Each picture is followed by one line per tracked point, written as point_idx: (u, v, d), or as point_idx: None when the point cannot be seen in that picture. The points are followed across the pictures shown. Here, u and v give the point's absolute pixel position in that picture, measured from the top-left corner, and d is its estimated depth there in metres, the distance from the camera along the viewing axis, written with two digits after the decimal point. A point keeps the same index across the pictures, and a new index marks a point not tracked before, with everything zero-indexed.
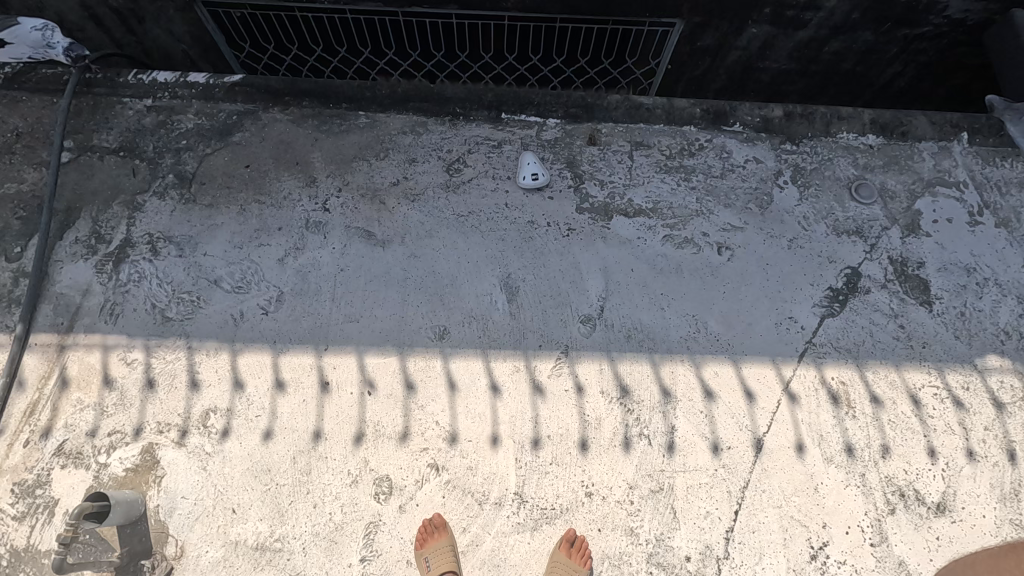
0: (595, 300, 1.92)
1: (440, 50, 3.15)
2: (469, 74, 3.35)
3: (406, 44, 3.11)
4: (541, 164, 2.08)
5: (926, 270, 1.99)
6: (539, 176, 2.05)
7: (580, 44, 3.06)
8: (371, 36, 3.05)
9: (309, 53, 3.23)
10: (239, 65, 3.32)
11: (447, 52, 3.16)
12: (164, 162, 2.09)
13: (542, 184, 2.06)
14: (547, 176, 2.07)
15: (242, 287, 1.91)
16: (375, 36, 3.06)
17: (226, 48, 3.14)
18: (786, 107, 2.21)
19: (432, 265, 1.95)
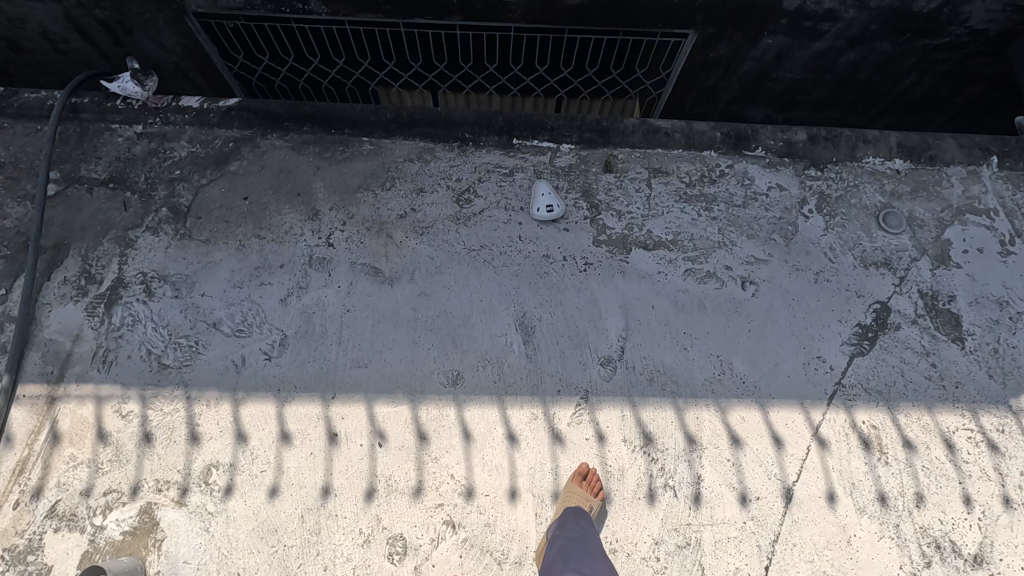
0: (616, 341, 1.83)
1: (442, 61, 3.02)
2: (473, 85, 3.21)
3: (406, 54, 2.98)
4: (556, 194, 1.99)
5: (957, 304, 1.91)
6: (554, 207, 1.96)
7: (588, 55, 2.94)
8: (371, 46, 2.92)
9: (305, 64, 3.09)
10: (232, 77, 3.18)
11: (449, 63, 3.03)
12: (157, 195, 1.98)
13: (558, 215, 1.96)
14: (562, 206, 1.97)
15: (243, 330, 1.80)
16: (374, 46, 2.92)
17: (218, 59, 2.99)
18: (809, 131, 2.12)
19: (443, 305, 1.85)
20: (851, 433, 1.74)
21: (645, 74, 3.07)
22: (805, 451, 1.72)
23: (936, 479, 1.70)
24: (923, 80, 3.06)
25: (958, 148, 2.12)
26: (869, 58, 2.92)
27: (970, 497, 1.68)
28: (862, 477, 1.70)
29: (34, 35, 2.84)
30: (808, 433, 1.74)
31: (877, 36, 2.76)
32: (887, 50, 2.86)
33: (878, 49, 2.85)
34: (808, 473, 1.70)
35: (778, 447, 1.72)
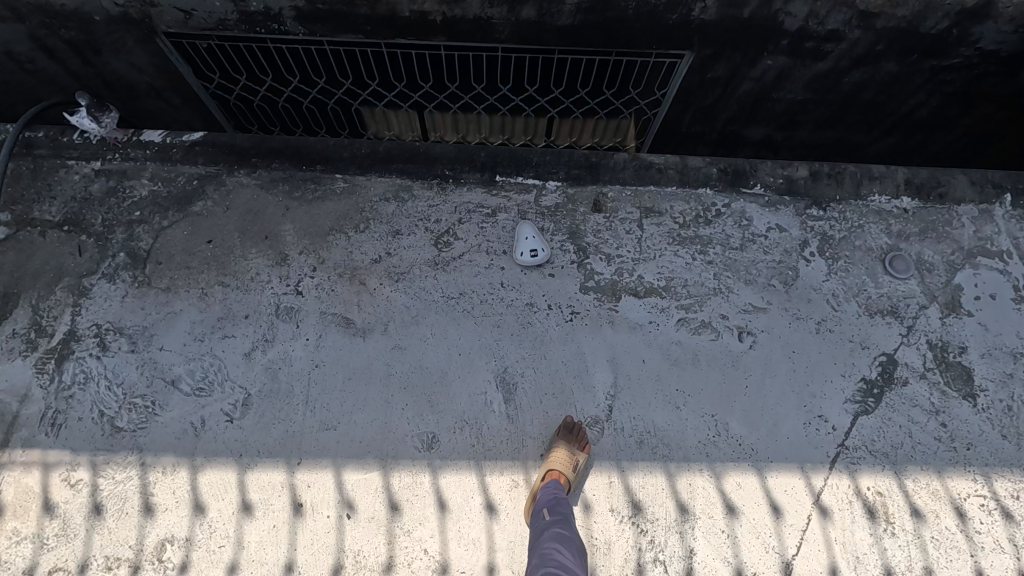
0: (604, 399, 1.71)
1: (428, 81, 2.88)
2: (460, 104, 3.07)
3: (389, 74, 2.84)
4: (540, 236, 1.86)
5: (968, 356, 1.79)
6: (538, 252, 1.84)
7: (580, 75, 2.81)
8: (352, 65, 2.79)
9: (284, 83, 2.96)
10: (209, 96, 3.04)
11: (435, 82, 2.89)
12: (114, 238, 1.85)
13: (542, 260, 1.84)
14: (547, 250, 1.85)
15: (203, 388, 1.68)
16: (355, 66, 2.79)
17: (193, 79, 2.86)
18: (811, 167, 1.99)
19: (419, 359, 1.73)
20: (854, 501, 1.62)
21: (640, 94, 2.94)
22: (806, 521, 1.59)
23: (947, 552, 1.57)
24: (930, 100, 2.92)
25: (969, 185, 1.99)
26: (874, 79, 2.78)
27: (982, 570, 1.55)
28: (868, 550, 1.57)
29: None
30: (809, 501, 1.62)
31: (883, 56, 2.62)
32: (893, 70, 2.72)
33: (884, 69, 2.71)
34: (809, 545, 1.57)
35: (776, 516, 1.60)
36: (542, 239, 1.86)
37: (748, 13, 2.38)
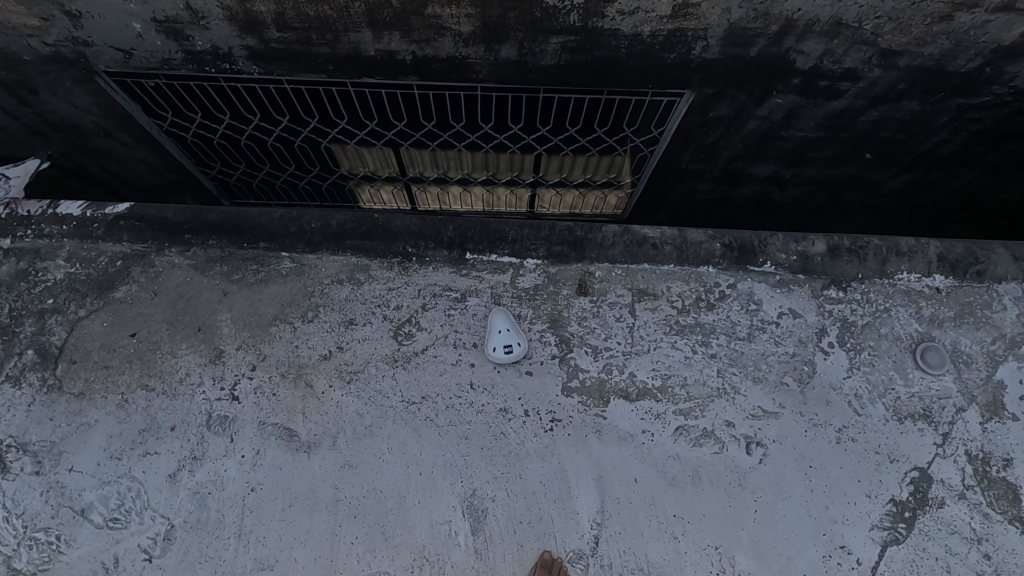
0: (588, 529, 1.45)
1: (401, 120, 2.62)
2: (439, 142, 2.81)
3: (359, 113, 2.58)
4: (516, 328, 1.61)
5: (1016, 471, 1.53)
6: (514, 347, 1.58)
7: (568, 113, 2.54)
8: (316, 104, 2.52)
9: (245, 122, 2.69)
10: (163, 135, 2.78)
11: (409, 121, 2.63)
12: (23, 332, 1.60)
13: (518, 357, 1.59)
14: (524, 345, 1.60)
15: (117, 519, 1.43)
16: (320, 105, 2.52)
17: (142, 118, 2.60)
18: (829, 240, 1.73)
19: (371, 481, 1.47)
20: None
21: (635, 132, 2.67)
22: None
23: None
24: (954, 138, 2.65)
25: (1012, 261, 1.73)
26: (893, 118, 2.51)
27: None
28: None
29: None
30: None
31: (905, 95, 2.35)
32: (915, 109, 2.45)
33: (905, 108, 2.44)
34: None
35: None
36: (519, 330, 1.61)
37: (755, 52, 2.11)
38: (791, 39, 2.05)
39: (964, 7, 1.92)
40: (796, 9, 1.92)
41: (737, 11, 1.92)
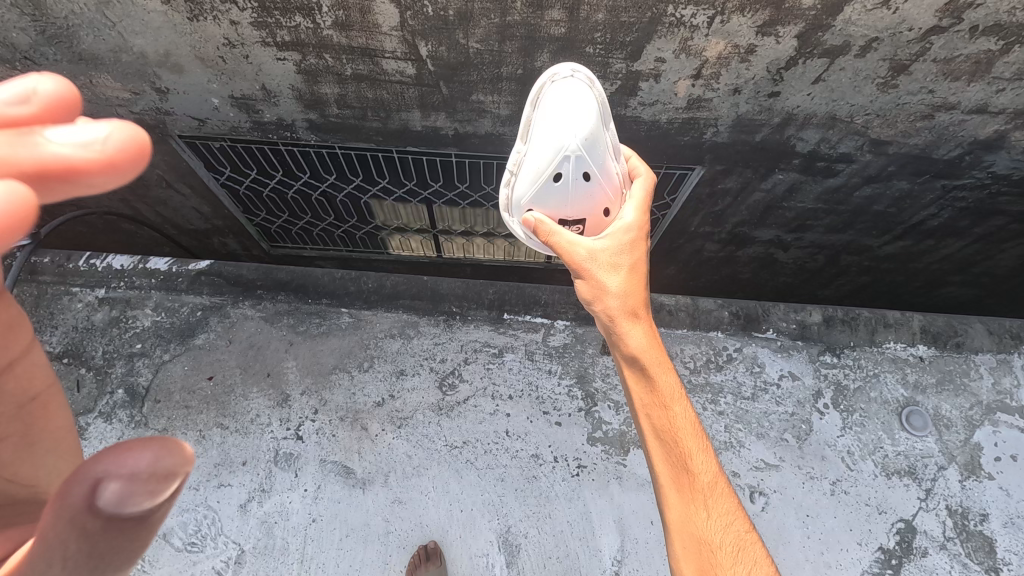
0: (610, 565, 1.63)
1: (427, 162, 2.72)
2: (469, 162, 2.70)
3: (389, 165, 2.77)
4: (603, 148, 1.43)
5: (990, 525, 1.73)
6: (585, 183, 1.41)
7: None
8: (345, 153, 2.68)
9: (280, 182, 2.98)
10: (209, 175, 2.91)
11: (435, 168, 2.77)
12: (113, 373, 1.82)
13: (586, 194, 1.42)
14: (606, 170, 1.42)
15: (195, 543, 1.62)
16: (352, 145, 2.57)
17: (183, 145, 2.63)
18: (825, 311, 1.99)
19: (418, 516, 1.68)
20: None
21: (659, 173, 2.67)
22: None
23: None
24: (941, 213, 2.85)
25: (987, 335, 1.97)
26: (886, 195, 2.73)
27: None
28: None
29: None
30: None
31: (895, 176, 2.57)
32: (904, 188, 2.67)
33: (896, 186, 2.66)
34: None
35: None
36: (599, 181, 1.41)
37: (760, 138, 2.36)
38: (792, 127, 2.29)
39: (942, 109, 2.15)
40: (796, 106, 2.17)
41: (744, 107, 2.18)
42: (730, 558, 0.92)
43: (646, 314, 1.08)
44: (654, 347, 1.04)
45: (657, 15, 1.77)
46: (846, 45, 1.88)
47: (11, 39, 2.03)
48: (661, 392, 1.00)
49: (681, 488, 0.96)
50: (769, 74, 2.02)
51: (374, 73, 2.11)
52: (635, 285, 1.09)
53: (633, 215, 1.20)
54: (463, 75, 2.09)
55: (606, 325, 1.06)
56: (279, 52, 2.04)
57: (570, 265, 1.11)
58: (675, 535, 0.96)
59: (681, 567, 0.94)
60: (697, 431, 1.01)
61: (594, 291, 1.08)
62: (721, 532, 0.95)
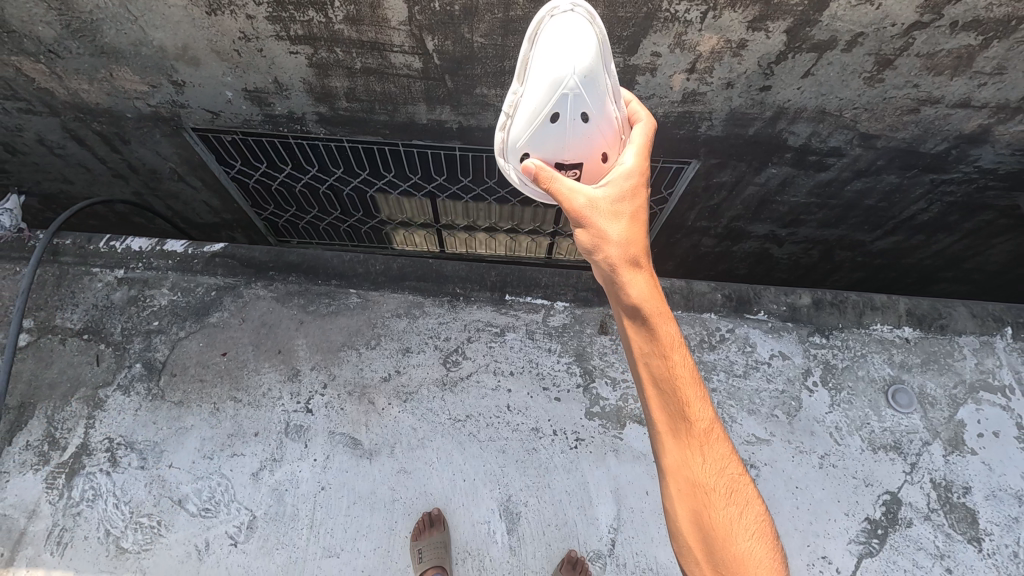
0: (607, 533, 1.70)
1: (431, 155, 2.81)
2: (472, 155, 2.79)
3: (394, 158, 2.86)
4: (605, 84, 1.26)
5: (974, 497, 1.79)
6: (583, 124, 1.25)
7: None
8: (353, 147, 2.78)
9: (289, 176, 3.08)
10: (221, 169, 3.01)
11: (439, 162, 2.86)
12: (132, 348, 1.91)
13: (585, 136, 1.26)
14: (606, 110, 1.26)
15: (209, 509, 1.69)
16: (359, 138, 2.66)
17: (196, 138, 2.72)
18: (814, 294, 2.09)
19: (422, 485, 1.75)
20: None
21: (656, 168, 2.76)
22: None
23: None
24: (931, 207, 2.93)
25: (970, 318, 2.06)
26: (876, 189, 2.82)
27: None
28: None
29: (31, 142, 2.83)
30: None
31: (884, 170, 2.66)
32: (894, 182, 2.75)
33: (886, 180, 2.74)
34: None
35: None
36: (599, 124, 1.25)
37: (753, 132, 2.45)
38: (783, 121, 2.38)
39: (927, 103, 2.23)
40: (787, 100, 2.26)
41: (736, 100, 2.27)
42: (723, 499, 0.96)
43: (648, 260, 1.00)
44: (657, 295, 0.97)
45: (652, 10, 1.87)
46: (832, 39, 1.97)
47: (37, 32, 2.13)
48: (662, 343, 0.95)
49: (678, 437, 0.97)
50: (760, 68, 2.11)
51: (382, 67, 2.20)
52: (637, 231, 1.01)
53: (633, 160, 1.13)
54: (468, 68, 2.19)
55: (607, 273, 0.98)
56: (292, 46, 2.13)
57: (568, 212, 1.03)
58: (670, 479, 0.98)
59: (676, 508, 0.97)
60: (695, 380, 0.98)
61: (594, 237, 0.99)
62: (716, 475, 0.97)
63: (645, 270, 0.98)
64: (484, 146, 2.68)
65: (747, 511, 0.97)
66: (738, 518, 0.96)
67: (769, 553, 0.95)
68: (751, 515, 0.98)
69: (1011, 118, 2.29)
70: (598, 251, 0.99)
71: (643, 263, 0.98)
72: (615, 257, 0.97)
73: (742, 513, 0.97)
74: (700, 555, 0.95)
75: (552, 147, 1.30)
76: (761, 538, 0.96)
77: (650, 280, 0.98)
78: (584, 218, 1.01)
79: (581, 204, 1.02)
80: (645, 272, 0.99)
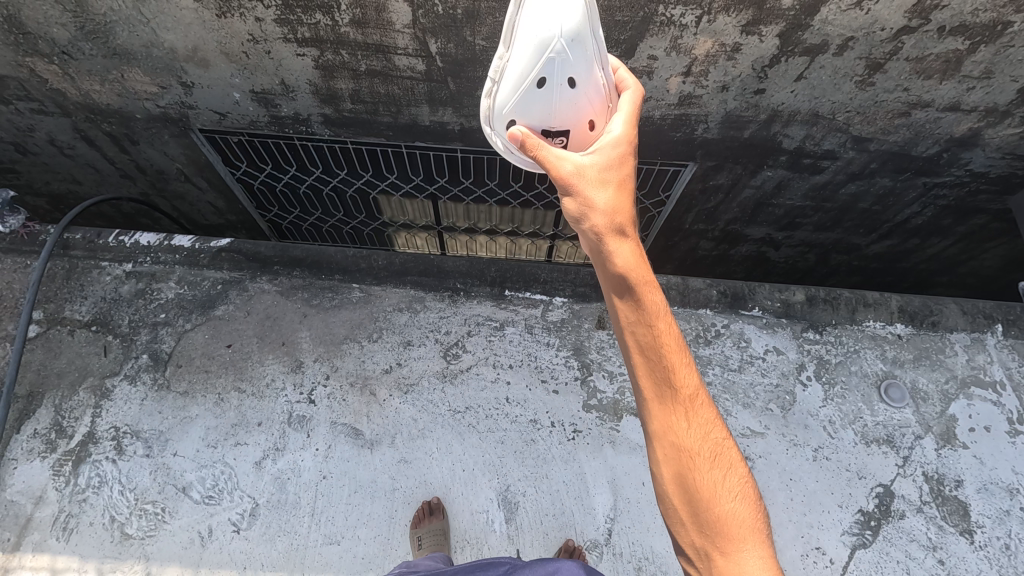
0: (603, 522, 1.72)
1: (433, 157, 2.86)
2: (472, 157, 2.84)
3: (397, 160, 2.92)
4: (592, 46, 1.21)
5: (966, 491, 1.81)
6: (570, 90, 1.22)
7: None
8: (356, 148, 2.83)
9: (293, 178, 3.13)
10: (226, 170, 3.07)
11: (440, 163, 2.91)
12: (139, 340, 1.96)
13: (572, 103, 1.24)
14: (594, 76, 1.24)
15: (212, 496, 1.71)
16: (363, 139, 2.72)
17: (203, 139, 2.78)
18: (808, 291, 2.13)
19: (422, 474, 1.78)
20: None
21: (654, 170, 2.81)
22: None
23: None
24: (925, 211, 2.98)
25: (961, 315, 2.10)
26: (870, 193, 2.87)
27: None
28: None
29: (41, 142, 2.89)
30: None
31: (878, 173, 2.71)
32: (887, 185, 2.80)
33: (879, 184, 2.79)
34: None
35: None
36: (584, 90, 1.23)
37: (748, 134, 2.51)
38: (778, 124, 2.44)
39: (918, 106, 2.29)
40: (781, 103, 2.32)
41: (732, 103, 2.33)
42: (709, 463, 1.00)
43: (634, 227, 1.03)
44: (642, 262, 1.00)
45: (649, 15, 1.93)
46: (824, 44, 2.03)
47: (52, 34, 2.19)
48: (648, 310, 0.98)
49: (664, 403, 1.01)
50: (753, 71, 2.17)
51: (386, 69, 2.26)
52: (624, 200, 1.04)
53: (620, 128, 1.14)
54: (470, 70, 2.25)
55: (593, 240, 1.01)
56: (299, 48, 2.19)
57: (556, 180, 1.05)
58: (657, 443, 1.03)
59: (662, 470, 1.02)
60: (681, 347, 1.02)
61: (581, 205, 1.03)
62: (701, 440, 1.01)
63: (631, 236, 1.01)
64: (485, 148, 2.74)
65: (732, 475, 1.02)
66: (723, 481, 1.00)
67: (752, 513, 1.00)
68: (737, 478, 1.02)
69: (1000, 121, 2.34)
70: (584, 219, 1.02)
71: (630, 231, 1.01)
72: (600, 225, 1.00)
73: (727, 476, 1.01)
74: (686, 515, 1.01)
75: (538, 114, 1.27)
76: (745, 501, 1.00)
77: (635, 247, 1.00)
78: (571, 186, 1.04)
79: (569, 172, 1.05)
80: (631, 238, 1.01)
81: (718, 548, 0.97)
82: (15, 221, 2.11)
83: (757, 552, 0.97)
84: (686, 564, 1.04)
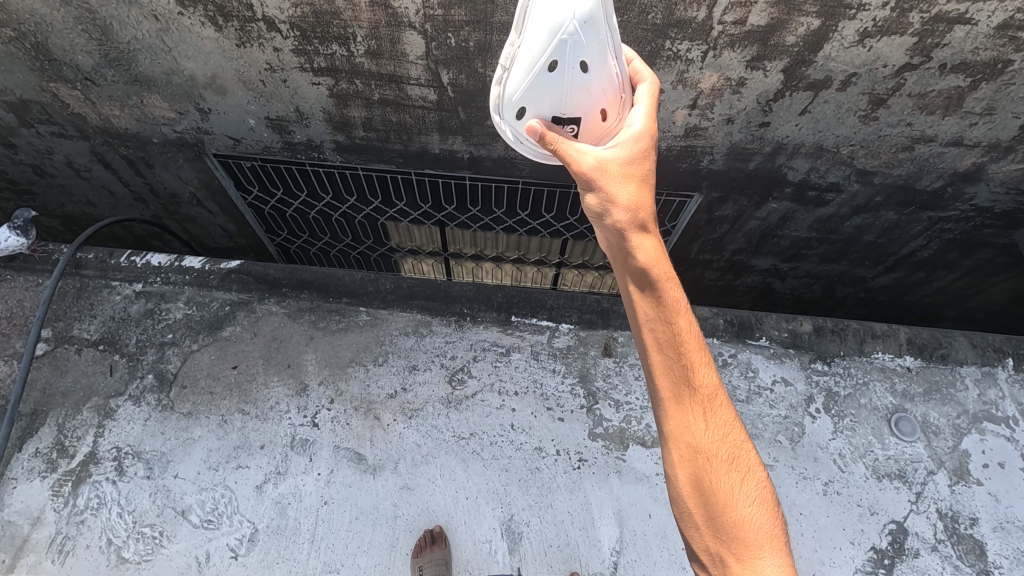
0: (609, 556, 1.68)
1: (441, 184, 2.90)
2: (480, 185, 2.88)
3: (406, 186, 2.96)
4: (604, 33, 1.22)
5: (981, 529, 1.76)
6: (583, 75, 1.23)
7: None
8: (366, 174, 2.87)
9: (303, 203, 3.17)
10: (238, 194, 3.11)
11: (449, 190, 2.95)
12: (145, 360, 1.96)
13: (584, 89, 1.24)
14: (607, 64, 1.25)
15: (211, 521, 1.69)
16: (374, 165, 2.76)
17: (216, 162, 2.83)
18: (815, 322, 2.12)
19: (425, 501, 1.75)
20: None
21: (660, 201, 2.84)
22: None
23: None
24: (930, 244, 2.98)
25: (970, 348, 2.08)
26: (875, 225, 2.89)
27: None
28: None
29: (59, 164, 2.95)
30: None
31: (882, 206, 2.73)
32: (892, 218, 2.82)
33: (884, 217, 2.81)
34: None
35: None
36: (595, 81, 1.24)
37: (753, 166, 2.54)
38: (783, 156, 2.47)
39: (921, 141, 2.32)
40: (786, 136, 2.36)
41: (737, 135, 2.36)
42: (725, 466, 1.00)
43: (655, 223, 1.03)
44: (664, 258, 1.00)
45: (656, 49, 1.98)
46: (827, 79, 2.07)
47: (76, 61, 2.26)
48: (669, 307, 0.99)
49: (682, 402, 1.01)
50: (759, 105, 2.21)
51: (399, 98, 2.32)
52: (645, 195, 1.04)
53: (640, 121, 1.16)
54: (480, 100, 2.30)
55: (615, 235, 1.02)
56: (315, 77, 2.26)
57: (577, 176, 1.06)
58: (673, 444, 1.03)
59: (678, 471, 1.02)
60: (701, 346, 1.02)
61: (604, 202, 1.03)
62: (719, 442, 1.01)
63: (652, 232, 1.02)
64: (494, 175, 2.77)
65: (749, 479, 1.01)
66: (739, 486, 1.00)
67: (768, 519, 0.99)
68: (753, 483, 1.01)
69: (1004, 157, 2.37)
70: (607, 214, 1.02)
71: (652, 229, 1.02)
72: (623, 221, 1.01)
73: (744, 481, 1.00)
74: (701, 519, 1.00)
75: (550, 101, 1.28)
76: (762, 507, 1.00)
77: (656, 244, 1.01)
78: (594, 181, 1.05)
79: (591, 167, 1.05)
80: (653, 235, 1.02)
81: (734, 554, 0.96)
82: (33, 236, 2.09)
83: (774, 560, 0.95)
84: (698, 569, 1.03)
